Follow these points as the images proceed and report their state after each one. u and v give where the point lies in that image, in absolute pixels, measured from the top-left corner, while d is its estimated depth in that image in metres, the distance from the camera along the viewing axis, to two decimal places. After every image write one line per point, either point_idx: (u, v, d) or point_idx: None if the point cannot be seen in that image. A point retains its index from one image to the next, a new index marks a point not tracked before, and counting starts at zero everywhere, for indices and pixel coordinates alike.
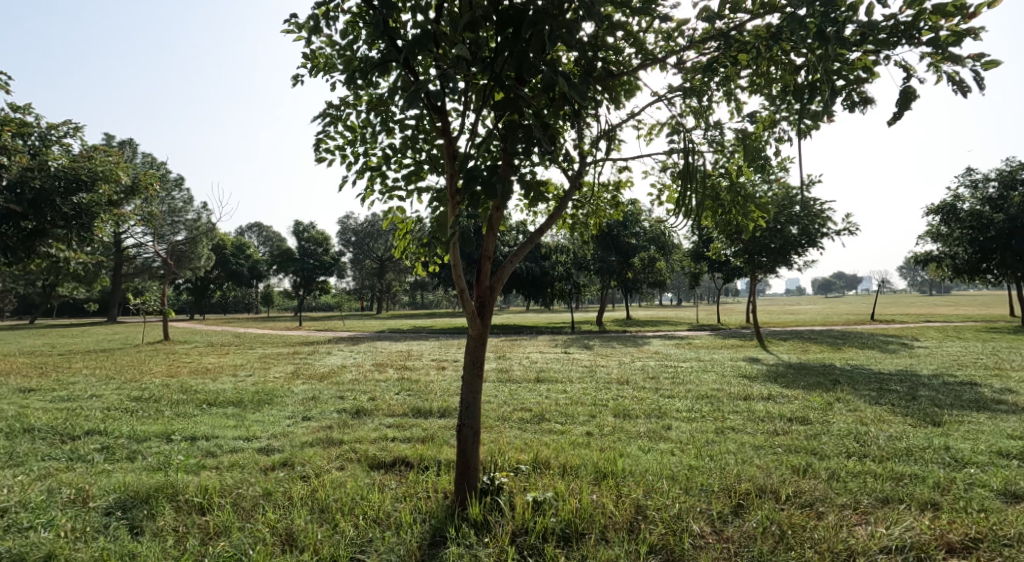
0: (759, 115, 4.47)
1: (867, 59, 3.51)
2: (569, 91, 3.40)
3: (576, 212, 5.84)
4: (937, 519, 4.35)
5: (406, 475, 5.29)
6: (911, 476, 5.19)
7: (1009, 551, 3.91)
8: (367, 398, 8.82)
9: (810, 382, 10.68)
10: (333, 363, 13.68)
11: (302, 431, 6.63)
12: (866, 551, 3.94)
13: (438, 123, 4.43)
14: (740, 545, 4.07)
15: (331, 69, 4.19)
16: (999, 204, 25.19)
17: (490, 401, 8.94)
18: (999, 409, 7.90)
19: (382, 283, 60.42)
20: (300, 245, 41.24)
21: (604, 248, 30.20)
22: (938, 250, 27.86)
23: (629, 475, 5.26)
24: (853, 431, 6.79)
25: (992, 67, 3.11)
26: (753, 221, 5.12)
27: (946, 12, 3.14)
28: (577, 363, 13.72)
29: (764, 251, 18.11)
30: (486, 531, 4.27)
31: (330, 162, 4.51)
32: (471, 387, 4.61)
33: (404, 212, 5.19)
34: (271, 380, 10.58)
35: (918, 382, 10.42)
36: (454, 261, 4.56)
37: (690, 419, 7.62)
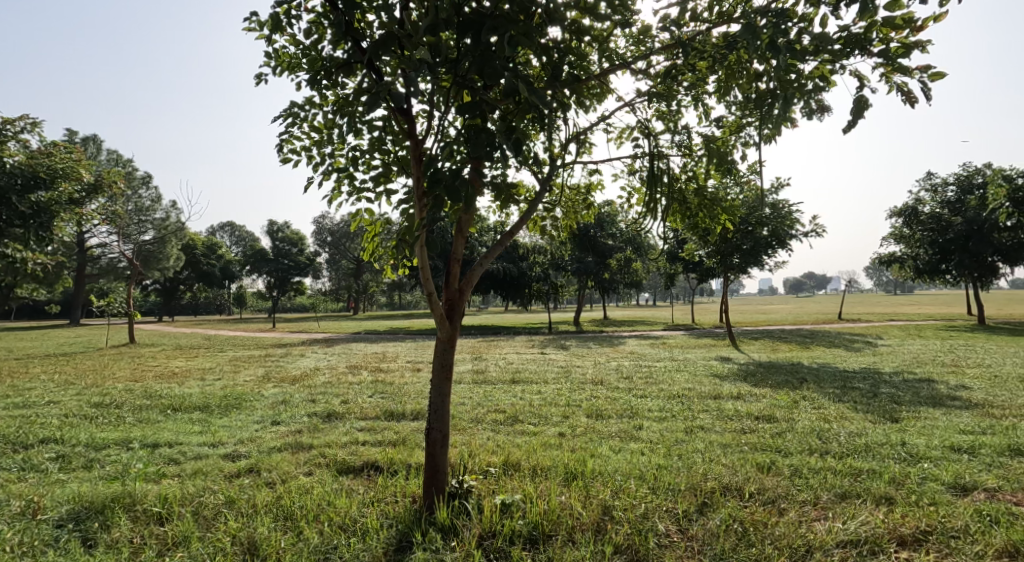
0: (726, 120, 4.56)
1: (823, 69, 3.61)
2: (531, 95, 3.40)
3: (549, 214, 5.84)
4: (891, 513, 4.48)
5: (374, 480, 5.24)
6: (868, 472, 5.34)
7: (958, 544, 4.04)
8: (339, 400, 8.74)
9: (778, 380, 10.90)
10: (306, 365, 13.51)
11: (270, 436, 6.52)
12: (822, 546, 4.05)
13: (406, 126, 4.41)
14: (704, 543, 4.14)
15: (296, 68, 4.12)
16: (957, 208, 26.17)
17: (464, 402, 8.93)
18: (954, 405, 8.17)
19: (358, 283, 59.87)
20: (275, 245, 40.63)
21: (581, 248, 30.43)
22: (902, 250, 28.43)
23: (598, 475, 5.31)
24: (817, 428, 6.94)
25: (939, 78, 3.20)
26: (721, 224, 5.21)
27: (895, 24, 3.24)
28: (553, 364, 13.75)
29: (736, 251, 18.42)
30: (453, 535, 4.27)
31: (295, 163, 4.45)
32: (440, 389, 4.59)
33: (373, 213, 5.15)
34: (241, 383, 10.40)
35: (880, 379, 10.72)
36: (421, 264, 4.53)
37: (661, 419, 7.71)
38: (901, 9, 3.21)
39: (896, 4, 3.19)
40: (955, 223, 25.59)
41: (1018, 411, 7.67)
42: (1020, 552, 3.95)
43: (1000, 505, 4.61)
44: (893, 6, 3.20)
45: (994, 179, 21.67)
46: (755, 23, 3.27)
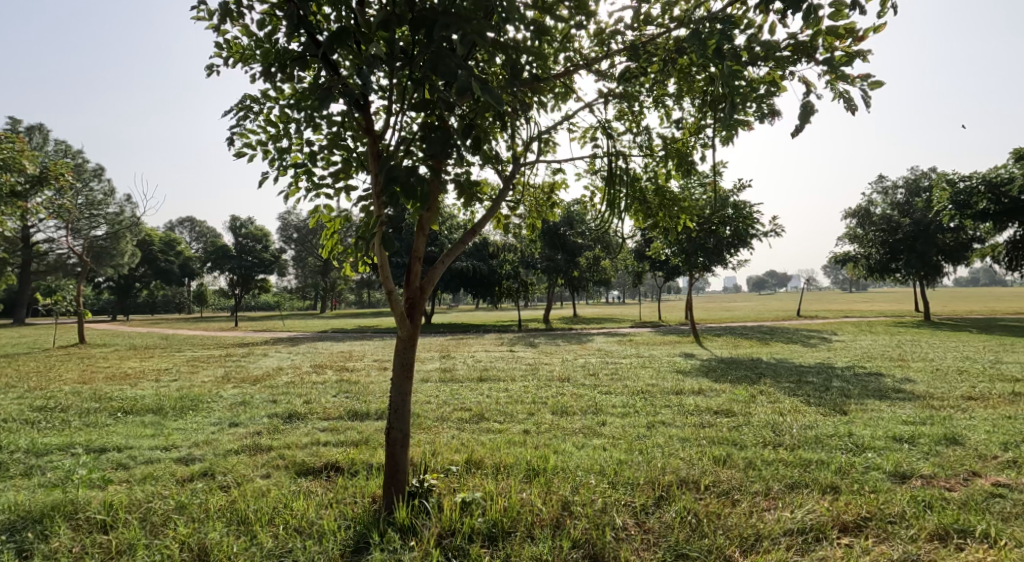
0: (686, 122, 4.67)
1: (773, 75, 3.71)
2: (486, 94, 3.37)
3: (514, 212, 5.85)
4: (836, 502, 4.64)
5: (334, 481, 5.18)
6: (817, 462, 5.52)
7: (894, 529, 4.22)
8: (302, 401, 8.59)
9: (738, 375, 11.16)
10: (268, 364, 13.24)
11: (227, 438, 6.38)
12: (770, 534, 4.18)
13: (366, 123, 4.35)
14: (659, 536, 4.23)
15: (249, 60, 4.01)
16: (906, 210, 27.32)
17: (430, 401, 8.91)
18: (899, 397, 8.52)
19: (324, 282, 58.92)
20: (238, 241, 39.32)
21: (550, 246, 30.48)
22: (854, 250, 29.43)
23: (560, 471, 5.36)
24: (772, 422, 7.13)
25: (878, 88, 3.33)
26: (680, 223, 5.29)
27: (838, 34, 3.36)
28: (520, 361, 13.80)
29: (700, 250, 18.89)
30: (412, 535, 4.25)
31: (250, 158, 4.33)
32: (400, 388, 4.57)
33: (331, 211, 5.09)
34: (197, 385, 10.11)
35: (832, 374, 11.08)
36: (381, 261, 4.50)
37: (624, 415, 7.81)
38: (844, 18, 3.33)
39: (839, 14, 3.30)
40: (903, 224, 26.64)
41: (957, 401, 8.04)
42: (950, 535, 4.16)
43: (935, 491, 4.82)
44: (837, 16, 3.30)
45: (939, 183, 22.61)
46: (702, 29, 3.36)
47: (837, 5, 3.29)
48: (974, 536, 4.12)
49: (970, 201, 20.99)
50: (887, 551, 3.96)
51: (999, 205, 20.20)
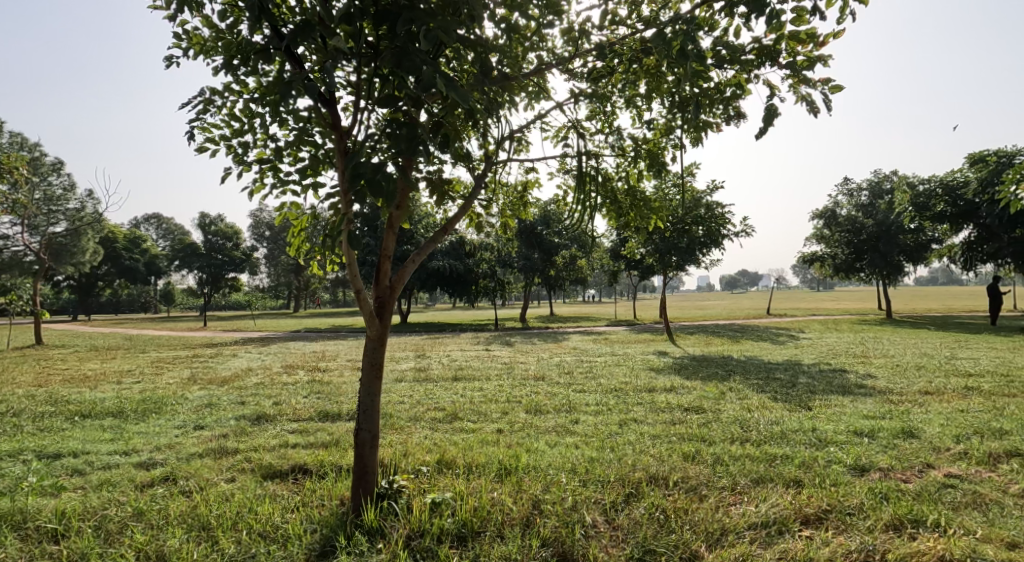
0: (657, 123, 4.70)
1: (739, 77, 3.75)
2: (452, 91, 3.33)
3: (487, 210, 5.83)
4: (798, 495, 4.72)
5: (301, 483, 5.10)
6: (781, 457, 5.62)
7: (852, 520, 4.32)
8: (271, 402, 8.44)
9: (708, 373, 11.32)
10: (238, 365, 12.98)
11: (191, 442, 6.23)
12: (735, 528, 4.24)
13: (333, 119, 4.27)
14: (627, 532, 4.25)
15: (211, 52, 3.91)
16: (869, 211, 27.93)
17: (404, 401, 8.83)
18: (861, 392, 8.74)
19: (297, 282, 58.07)
20: (207, 239, 38.44)
21: (527, 245, 30.16)
22: (821, 250, 30.06)
23: (532, 470, 5.36)
24: (740, 418, 7.24)
25: (838, 92, 3.41)
26: (652, 223, 5.32)
27: (800, 39, 3.42)
28: (496, 360, 13.78)
29: (674, 250, 19.09)
30: (380, 537, 4.22)
31: (213, 153, 4.23)
32: (369, 387, 4.51)
33: (298, 208, 4.99)
34: (162, 387, 9.87)
35: (799, 370, 11.34)
36: (349, 260, 4.44)
37: (597, 413, 7.86)
38: (804, 24, 3.39)
39: (800, 19, 3.36)
40: (866, 225, 27.31)
41: (915, 396, 8.28)
42: (903, 525, 4.27)
43: (892, 483, 4.95)
44: (798, 21, 3.37)
45: (900, 186, 23.22)
46: (667, 32, 3.41)
47: (798, 11, 3.35)
48: (927, 526, 4.24)
49: (929, 203, 21.63)
50: (846, 542, 4.04)
51: (955, 208, 20.89)
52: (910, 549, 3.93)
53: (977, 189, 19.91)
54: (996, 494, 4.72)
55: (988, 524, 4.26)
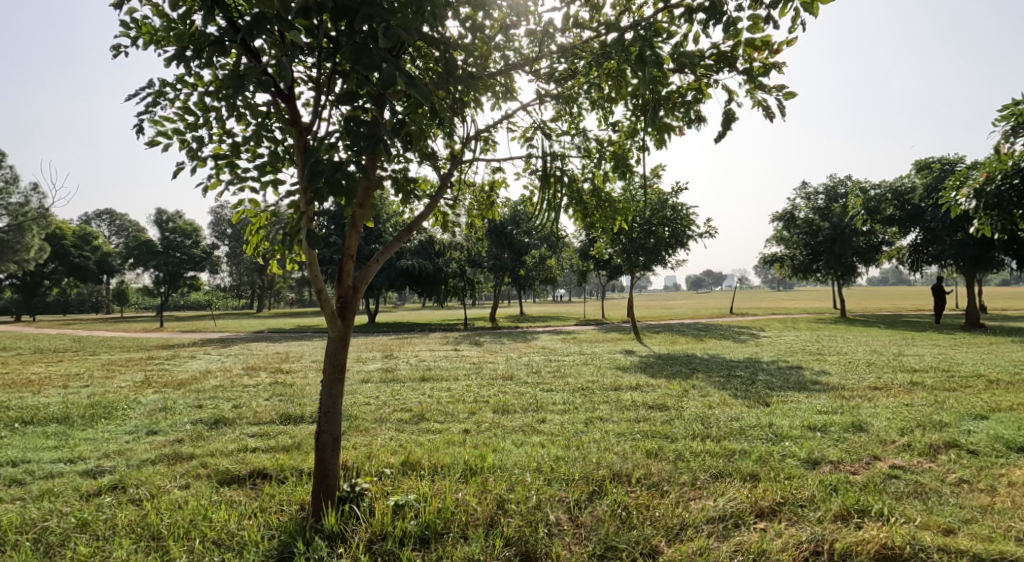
0: (622, 125, 4.72)
1: (699, 82, 3.79)
2: (413, 89, 3.27)
3: (453, 210, 5.78)
4: (755, 489, 4.79)
5: (259, 489, 4.95)
6: (740, 452, 5.71)
7: (803, 512, 4.42)
8: (230, 405, 8.22)
9: (673, 371, 11.46)
10: (195, 367, 12.63)
11: (142, 448, 6.00)
12: (694, 523, 4.29)
13: (292, 115, 4.16)
14: (590, 530, 4.25)
15: (162, 42, 3.77)
16: (826, 214, 28.55)
17: (369, 402, 8.71)
18: (817, 388, 8.96)
19: (260, 281, 56.89)
20: (164, 236, 37.24)
21: (497, 244, 30.03)
22: (781, 252, 30.70)
23: (497, 470, 5.33)
24: (702, 415, 7.33)
25: (792, 98, 3.49)
26: (617, 223, 5.34)
27: (755, 46, 3.46)
28: (464, 360, 13.70)
29: (640, 251, 19.24)
30: (341, 542, 4.13)
31: (165, 147, 4.09)
32: (331, 390, 4.41)
33: (257, 205, 4.87)
34: (114, 391, 9.51)
35: (759, 368, 11.58)
36: (309, 259, 4.34)
37: (564, 412, 7.88)
38: (760, 31, 3.44)
39: (756, 27, 3.41)
40: (822, 228, 28.04)
41: (865, 391, 8.54)
42: (851, 515, 4.38)
43: (842, 474, 5.08)
44: (754, 29, 3.41)
45: (853, 190, 23.93)
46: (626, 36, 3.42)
47: (753, 18, 3.40)
48: (872, 515, 4.36)
49: (879, 207, 22.35)
50: (797, 533, 4.12)
51: (903, 212, 21.69)
52: (855, 537, 4.00)
53: (921, 195, 20.57)
54: (936, 483, 4.90)
55: (928, 513, 4.40)
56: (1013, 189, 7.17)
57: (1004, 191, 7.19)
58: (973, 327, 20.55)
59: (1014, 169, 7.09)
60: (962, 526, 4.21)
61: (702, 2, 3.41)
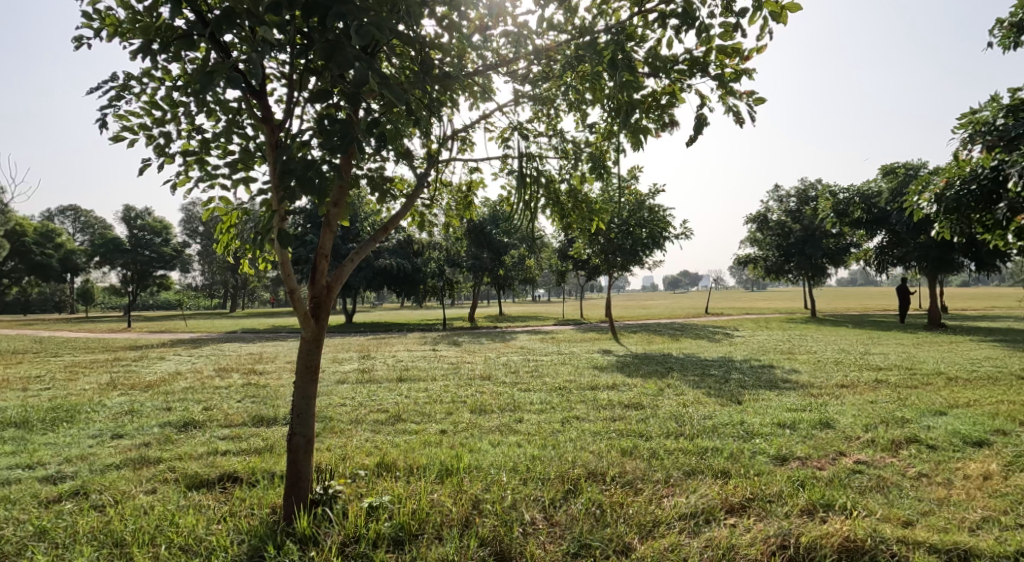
0: (599, 127, 4.74)
1: (673, 86, 3.82)
2: (385, 88, 3.24)
3: (430, 209, 5.75)
4: (726, 486, 4.85)
5: (229, 493, 4.87)
6: (712, 450, 5.78)
7: (772, 507, 4.48)
8: (200, 408, 8.07)
9: (649, 370, 11.56)
10: (164, 369, 12.37)
11: (107, 452, 5.86)
12: (665, 520, 4.33)
13: (264, 112, 4.09)
14: (564, 528, 4.26)
15: (127, 35, 3.69)
16: (797, 216, 29.07)
17: (344, 403, 8.62)
18: (788, 386, 9.12)
19: (233, 281, 55.98)
20: (132, 234, 36.38)
21: (475, 244, 29.99)
22: (754, 253, 31.13)
23: (473, 470, 5.31)
24: (676, 413, 7.40)
25: (760, 104, 3.55)
26: (593, 224, 5.36)
27: (727, 53, 3.50)
28: (442, 360, 13.64)
29: (618, 251, 19.36)
30: (313, 545, 4.07)
31: (131, 142, 4.00)
32: (304, 392, 4.34)
33: (228, 202, 4.78)
34: (77, 393, 9.25)
35: (732, 366, 11.74)
36: (282, 259, 4.28)
37: (541, 411, 7.89)
38: (732, 38, 3.48)
39: (727, 34, 3.45)
40: (794, 230, 28.57)
41: (833, 389, 8.72)
42: (817, 509, 4.45)
43: (808, 470, 5.17)
44: (725, 36, 3.45)
45: (823, 193, 24.37)
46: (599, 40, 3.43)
47: (725, 26, 3.44)
48: (836, 509, 4.44)
49: (847, 210, 22.79)
50: (765, 528, 4.18)
51: (869, 215, 22.18)
52: (821, 531, 4.07)
53: (887, 198, 21.05)
54: (897, 477, 5.02)
55: (889, 506, 4.50)
56: (972, 195, 7.45)
57: (962, 196, 7.43)
58: (935, 326, 21.06)
59: (972, 174, 7.35)
60: (920, 518, 4.31)
61: (675, 7, 3.45)
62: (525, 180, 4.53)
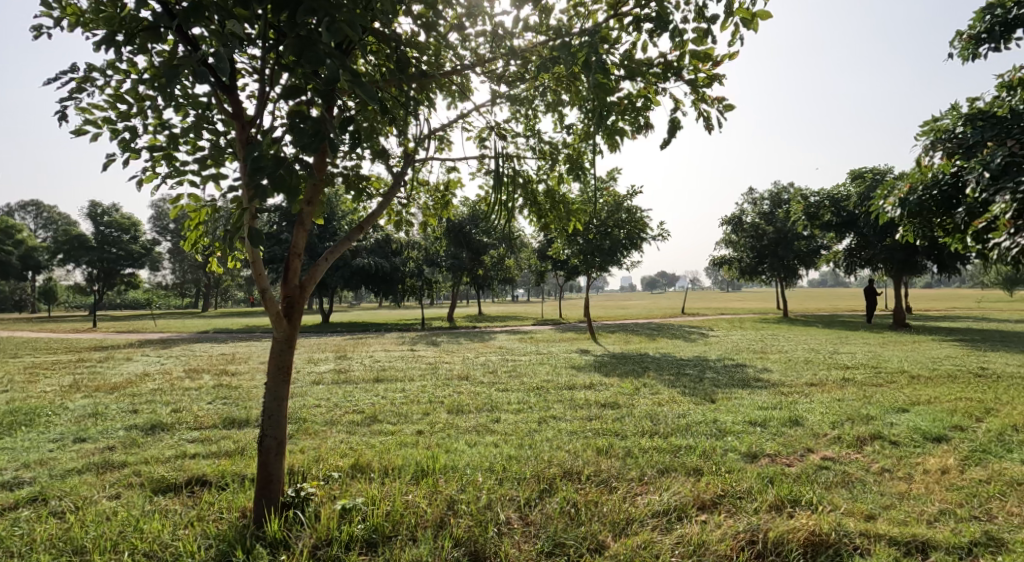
0: (576, 128, 4.74)
1: (648, 90, 3.83)
2: (357, 87, 3.19)
3: (408, 208, 5.69)
4: (698, 483, 4.88)
5: (197, 497, 4.76)
6: (686, 447, 5.82)
7: (741, 503, 4.53)
8: (169, 410, 7.89)
9: (626, 369, 11.64)
10: (132, 370, 12.05)
11: (68, 457, 5.69)
12: (639, 517, 4.34)
13: (234, 107, 3.99)
14: (539, 527, 4.25)
15: (89, 25, 3.58)
16: (771, 219, 29.57)
17: (319, 403, 8.51)
18: (760, 385, 9.25)
19: (205, 279, 54.92)
20: (98, 231, 35.42)
21: (454, 244, 29.72)
22: (729, 254, 31.52)
23: (449, 470, 5.27)
24: (651, 412, 7.45)
25: (730, 110, 3.61)
26: (571, 225, 5.37)
27: (700, 58, 3.53)
28: (420, 360, 13.54)
29: (597, 252, 19.43)
30: (284, 549, 4.01)
31: (94, 136, 3.88)
32: (276, 393, 4.26)
33: (197, 199, 4.67)
34: (38, 396, 8.97)
35: (706, 365, 11.88)
36: (253, 257, 4.19)
37: (518, 411, 7.87)
38: (705, 44, 3.50)
39: (700, 39, 3.48)
40: (767, 232, 29.01)
41: (803, 387, 8.85)
42: (785, 505, 4.51)
43: (778, 467, 5.24)
44: (698, 42, 3.48)
45: (795, 196, 24.75)
46: (573, 43, 3.43)
47: (698, 31, 3.47)
48: (804, 504, 4.50)
49: (818, 213, 23.18)
50: (735, 524, 4.22)
51: (838, 218, 22.60)
52: (788, 525, 4.11)
53: (855, 202, 21.46)
54: (861, 473, 5.11)
55: (853, 500, 4.58)
56: (934, 200, 7.61)
57: (923, 202, 7.61)
58: (900, 326, 21.53)
59: (933, 180, 7.52)
60: (882, 512, 4.40)
61: (649, 12, 3.46)
62: (502, 180, 4.51)
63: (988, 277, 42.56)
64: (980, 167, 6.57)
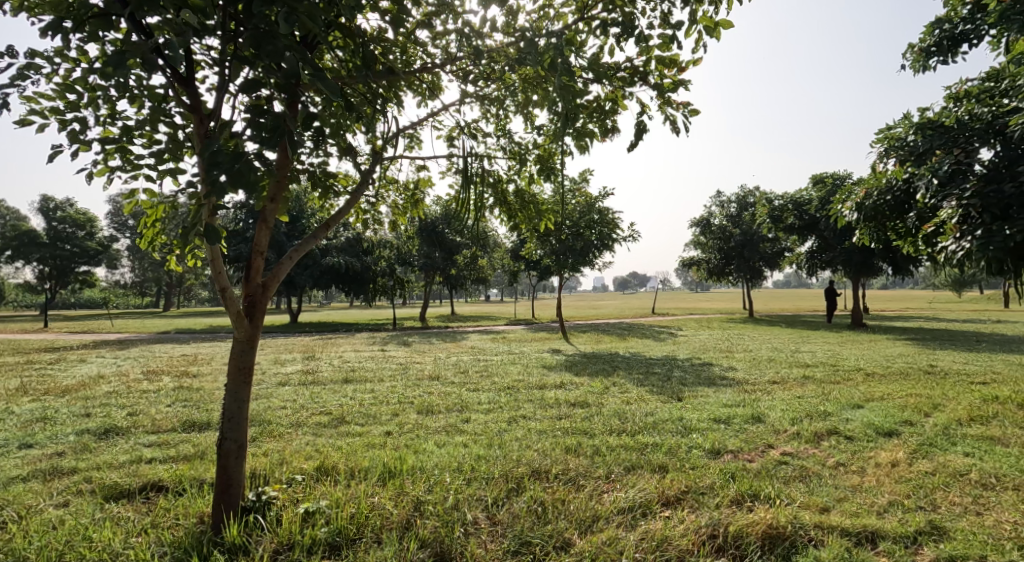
0: (546, 130, 4.71)
1: (616, 93, 3.84)
2: (319, 81, 3.12)
3: (377, 207, 5.59)
4: (663, 480, 4.91)
5: (152, 503, 4.60)
6: (652, 445, 5.85)
7: (704, 499, 4.57)
8: (124, 413, 7.63)
9: (596, 368, 11.66)
10: (88, 373, 11.64)
11: (13, 464, 5.45)
12: (604, 515, 4.35)
13: (191, 99, 3.85)
14: (506, 527, 4.22)
15: (35, 11, 3.42)
16: (737, 221, 30.09)
17: (284, 405, 8.33)
18: (726, 383, 9.38)
19: (167, 278, 53.36)
20: (51, 227, 34.16)
21: (427, 244, 29.20)
22: (697, 256, 31.92)
23: (416, 471, 5.20)
24: (619, 411, 7.48)
25: (695, 115, 3.65)
26: (541, 225, 5.34)
27: (665, 63, 3.54)
28: (390, 361, 13.38)
29: (569, 252, 19.55)
30: (243, 554, 3.90)
31: (40, 127, 3.71)
32: (236, 394, 4.14)
33: (152, 194, 4.51)
34: None
35: (675, 364, 11.99)
36: (212, 255, 4.06)
37: (488, 411, 7.82)
38: (670, 50, 3.52)
39: (665, 44, 3.49)
40: (734, 234, 29.51)
41: (766, 385, 9.01)
42: (746, 500, 4.57)
43: (740, 463, 5.31)
44: (664, 48, 3.50)
45: (760, 200, 25.10)
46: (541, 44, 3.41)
47: (663, 36, 3.49)
48: (764, 498, 4.57)
49: (781, 216, 23.58)
50: (697, 519, 4.25)
51: (801, 220, 22.91)
52: (747, 519, 4.17)
53: (816, 206, 21.91)
54: (818, 467, 5.21)
55: (809, 494, 4.66)
56: (888, 204, 7.77)
57: (879, 206, 7.77)
58: (859, 326, 22.07)
59: (887, 185, 7.68)
60: (836, 504, 4.49)
61: (616, 17, 3.46)
62: (470, 179, 4.48)
63: (939, 278, 43.95)
64: (929, 174, 6.78)
